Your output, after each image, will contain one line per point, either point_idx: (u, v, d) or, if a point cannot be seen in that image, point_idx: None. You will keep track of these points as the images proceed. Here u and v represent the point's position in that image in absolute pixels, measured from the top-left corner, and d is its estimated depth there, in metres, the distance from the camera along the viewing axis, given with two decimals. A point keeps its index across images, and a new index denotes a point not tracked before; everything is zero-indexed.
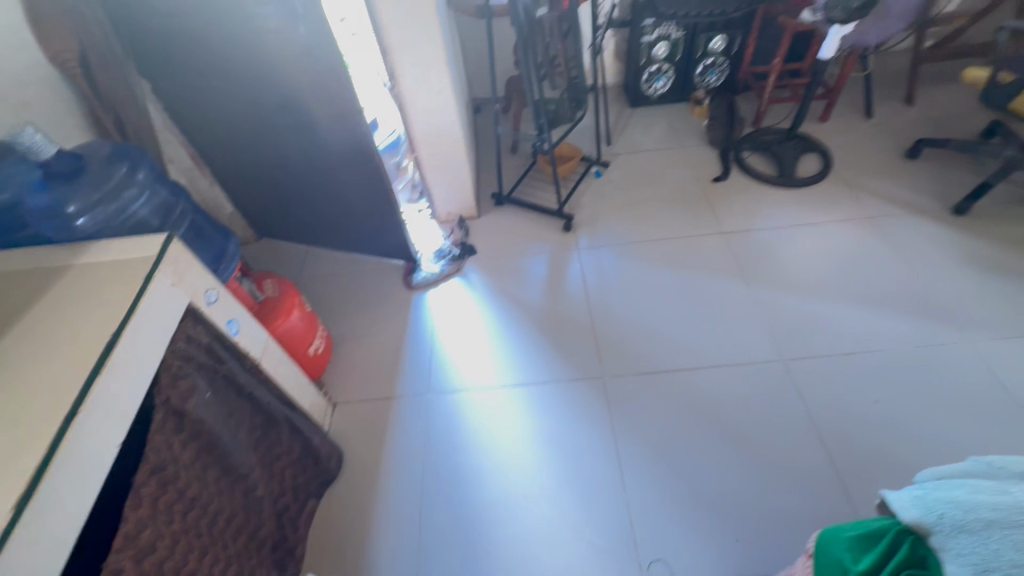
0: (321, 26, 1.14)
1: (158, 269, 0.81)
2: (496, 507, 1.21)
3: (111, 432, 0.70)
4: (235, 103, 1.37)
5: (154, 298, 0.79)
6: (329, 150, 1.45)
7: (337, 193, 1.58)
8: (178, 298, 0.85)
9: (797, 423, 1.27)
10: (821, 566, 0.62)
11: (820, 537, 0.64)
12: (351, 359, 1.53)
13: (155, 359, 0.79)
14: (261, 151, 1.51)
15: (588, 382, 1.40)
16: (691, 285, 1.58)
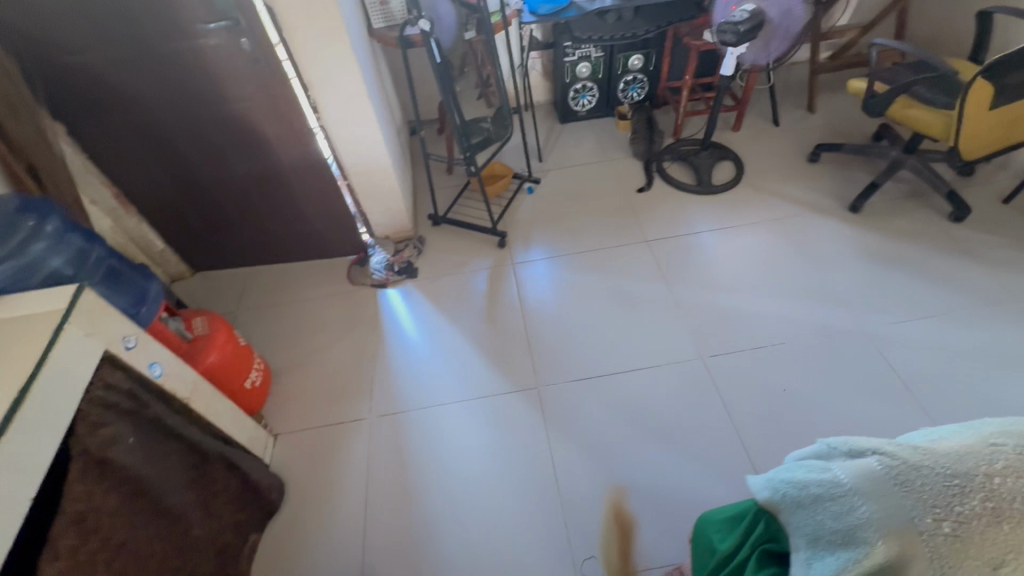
0: (263, 39, 1.27)
1: (68, 321, 0.82)
2: (440, 522, 1.25)
3: (21, 487, 0.70)
4: (171, 127, 1.42)
5: (64, 351, 0.80)
6: (283, 165, 1.57)
7: (292, 208, 1.69)
8: (92, 347, 0.86)
9: (716, 416, 1.37)
10: (699, 543, 0.73)
11: (699, 521, 0.74)
12: (292, 389, 1.53)
13: (67, 411, 0.80)
14: (200, 174, 1.56)
15: (524, 392, 1.46)
16: (619, 292, 1.67)
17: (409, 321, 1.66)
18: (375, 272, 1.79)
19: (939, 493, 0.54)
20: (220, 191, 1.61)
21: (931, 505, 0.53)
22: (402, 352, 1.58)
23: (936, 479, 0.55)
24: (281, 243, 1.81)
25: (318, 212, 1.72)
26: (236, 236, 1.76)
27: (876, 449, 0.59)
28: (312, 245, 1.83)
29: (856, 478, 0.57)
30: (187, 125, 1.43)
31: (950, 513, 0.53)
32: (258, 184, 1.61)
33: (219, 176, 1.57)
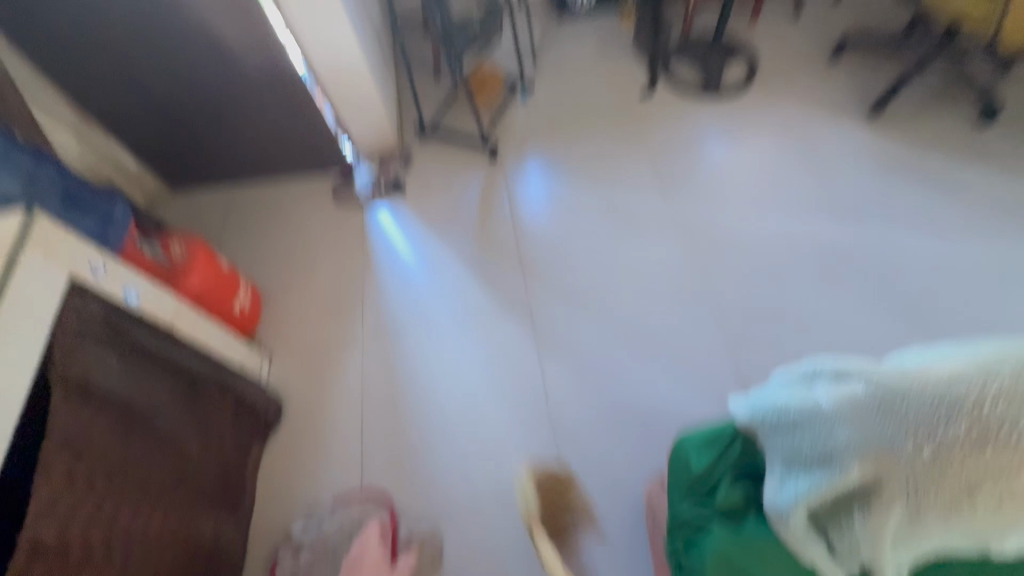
0: None
1: (23, 250, 0.78)
2: (434, 434, 1.30)
3: None
4: (112, 29, 1.24)
5: (20, 283, 0.77)
6: (248, 77, 1.41)
7: (264, 123, 1.56)
8: (54, 276, 0.82)
9: (708, 334, 1.37)
10: (672, 463, 0.86)
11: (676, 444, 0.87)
12: (283, 309, 1.52)
13: (34, 344, 0.78)
14: (157, 86, 1.40)
15: (515, 310, 1.45)
16: (616, 206, 1.59)
17: (397, 238, 1.61)
18: (362, 192, 1.71)
19: (922, 418, 0.57)
20: (183, 107, 1.47)
21: (911, 430, 0.58)
22: (392, 270, 1.55)
23: (920, 404, 0.57)
24: (256, 161, 1.69)
25: (294, 126, 1.58)
26: (208, 154, 1.65)
27: (861, 370, 0.63)
28: (289, 162, 1.71)
29: (835, 406, 0.62)
30: (130, 28, 1.25)
31: (931, 438, 0.58)
32: (223, 95, 1.45)
33: (177, 87, 1.41)
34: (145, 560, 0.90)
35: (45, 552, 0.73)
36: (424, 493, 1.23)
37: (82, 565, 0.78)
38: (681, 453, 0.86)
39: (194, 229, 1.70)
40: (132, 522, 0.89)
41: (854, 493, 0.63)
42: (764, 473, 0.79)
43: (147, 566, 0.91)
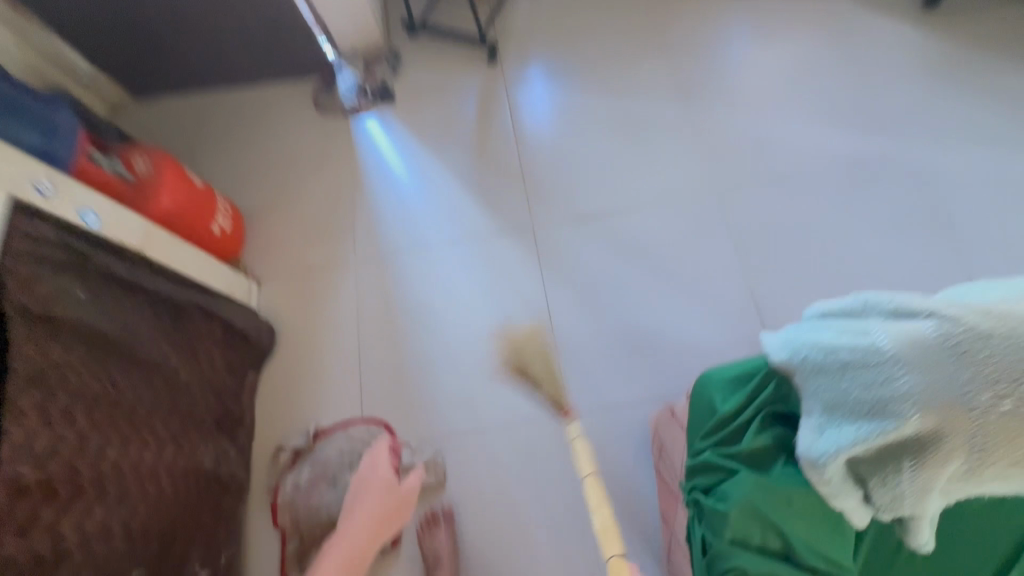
0: None
1: None
2: (435, 361, 1.25)
3: None
4: None
5: None
6: None
7: (231, 21, 1.35)
8: None
9: (727, 259, 1.28)
10: (693, 400, 0.82)
11: (697, 380, 0.81)
12: (265, 231, 1.41)
13: None
14: None
15: (518, 233, 1.34)
16: (629, 118, 1.43)
17: (388, 153, 1.46)
18: (345, 101, 1.52)
19: (1004, 366, 0.55)
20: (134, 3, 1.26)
21: (990, 377, 0.55)
22: (383, 190, 1.42)
23: (1005, 350, 0.55)
24: (222, 63, 1.49)
25: (264, 23, 1.38)
26: (168, 58, 1.43)
27: (931, 310, 0.59)
28: (261, 65, 1.50)
29: (901, 346, 0.59)
30: None
31: (1012, 387, 0.55)
32: None
33: None
34: (144, 491, 0.87)
35: (28, 490, 0.68)
36: (425, 419, 1.20)
37: (73, 500, 0.74)
38: (709, 395, 0.79)
39: (157, 140, 1.53)
40: (123, 455, 0.85)
41: (906, 447, 0.59)
42: (788, 417, 0.74)
43: (147, 496, 0.88)
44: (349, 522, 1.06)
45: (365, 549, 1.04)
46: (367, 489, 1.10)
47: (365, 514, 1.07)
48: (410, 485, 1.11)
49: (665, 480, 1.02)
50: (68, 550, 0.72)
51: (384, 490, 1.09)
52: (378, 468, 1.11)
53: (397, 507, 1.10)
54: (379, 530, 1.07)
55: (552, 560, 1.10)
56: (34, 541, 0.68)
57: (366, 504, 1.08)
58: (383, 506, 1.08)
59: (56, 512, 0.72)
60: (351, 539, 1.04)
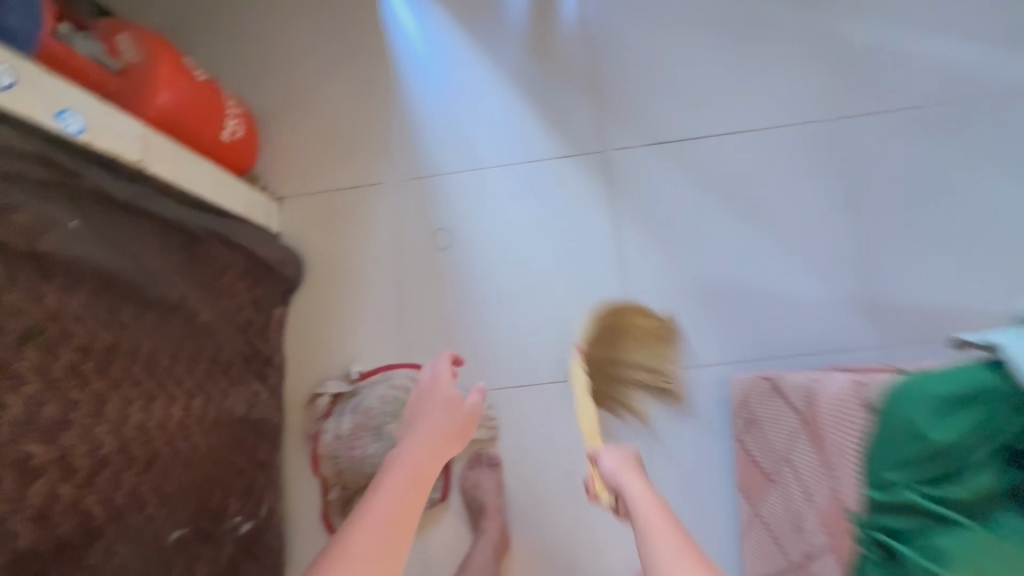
0: None
1: None
2: (488, 305, 1.10)
3: None
4: None
5: None
6: None
7: None
8: None
9: (833, 200, 1.07)
10: (884, 431, 0.55)
11: (888, 397, 0.55)
12: (284, 139, 1.18)
13: None
14: None
15: (586, 158, 1.12)
16: (736, 10, 1.13)
17: (426, 42, 1.16)
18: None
19: None
20: None
21: None
22: (422, 91, 1.15)
23: None
24: None
25: None
26: None
27: None
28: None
29: None
30: None
31: None
32: None
33: None
34: (176, 450, 0.77)
35: (40, 470, 0.57)
36: (476, 369, 1.08)
37: (98, 472, 0.63)
38: (905, 407, 0.54)
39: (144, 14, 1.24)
40: (148, 414, 0.73)
41: None
42: None
43: (180, 455, 0.78)
44: (409, 443, 0.80)
45: (432, 473, 0.77)
46: (429, 402, 0.87)
47: (434, 433, 0.82)
48: (476, 401, 0.88)
49: (754, 454, 0.90)
50: (98, 528, 0.63)
51: (450, 404, 0.86)
52: (439, 376, 0.90)
53: (458, 433, 0.86)
54: (443, 456, 0.82)
55: (614, 528, 1.01)
56: (57, 526, 0.58)
57: (428, 421, 0.84)
58: (450, 423, 0.84)
59: (79, 490, 0.61)
60: (416, 458, 0.77)
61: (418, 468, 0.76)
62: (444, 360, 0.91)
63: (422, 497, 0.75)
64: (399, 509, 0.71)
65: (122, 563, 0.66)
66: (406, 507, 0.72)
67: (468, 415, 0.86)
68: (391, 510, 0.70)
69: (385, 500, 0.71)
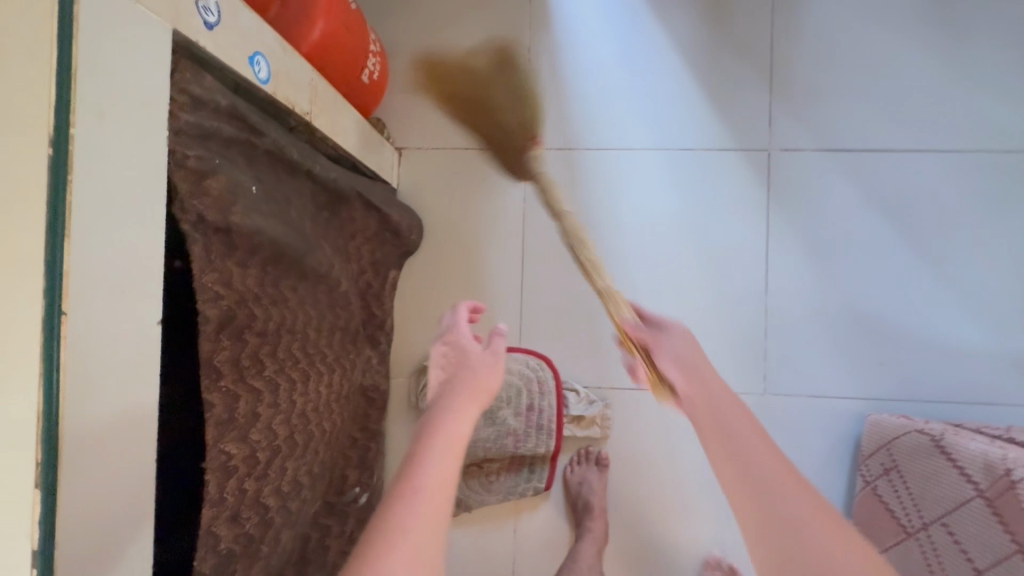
0: None
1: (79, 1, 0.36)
2: (616, 300, 1.04)
3: (129, 336, 0.41)
4: None
5: (97, 75, 0.37)
6: None
7: None
8: (153, 49, 0.42)
9: (1009, 244, 0.99)
10: None
11: None
12: (415, 81, 1.06)
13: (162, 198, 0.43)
14: None
15: (748, 152, 1.03)
16: (944, 8, 1.01)
17: None
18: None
19: None
20: None
21: None
22: (575, 50, 1.05)
23: None
24: None
25: None
26: None
27: None
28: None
29: None
30: None
31: None
32: None
33: None
34: (323, 429, 0.74)
35: (235, 468, 0.53)
36: (596, 366, 1.03)
37: (274, 463, 0.60)
38: None
39: None
40: (307, 397, 0.69)
41: None
42: None
43: (325, 434, 0.75)
44: (440, 405, 0.60)
45: (466, 434, 0.58)
46: (457, 361, 0.69)
47: (458, 389, 0.63)
48: (499, 348, 0.70)
49: (885, 502, 0.88)
50: (271, 518, 0.60)
51: (473, 360, 0.68)
52: (459, 329, 0.74)
53: (486, 390, 0.64)
54: (477, 414, 0.61)
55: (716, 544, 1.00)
56: (246, 523, 0.55)
57: (456, 381, 0.65)
58: (477, 378, 0.64)
59: (258, 484, 0.57)
60: (447, 415, 0.59)
61: (454, 425, 0.58)
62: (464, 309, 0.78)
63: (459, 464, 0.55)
64: (445, 473, 0.53)
65: (283, 548, 0.65)
66: (450, 476, 0.53)
67: (490, 370, 0.66)
68: (433, 475, 0.52)
69: (428, 461, 0.53)
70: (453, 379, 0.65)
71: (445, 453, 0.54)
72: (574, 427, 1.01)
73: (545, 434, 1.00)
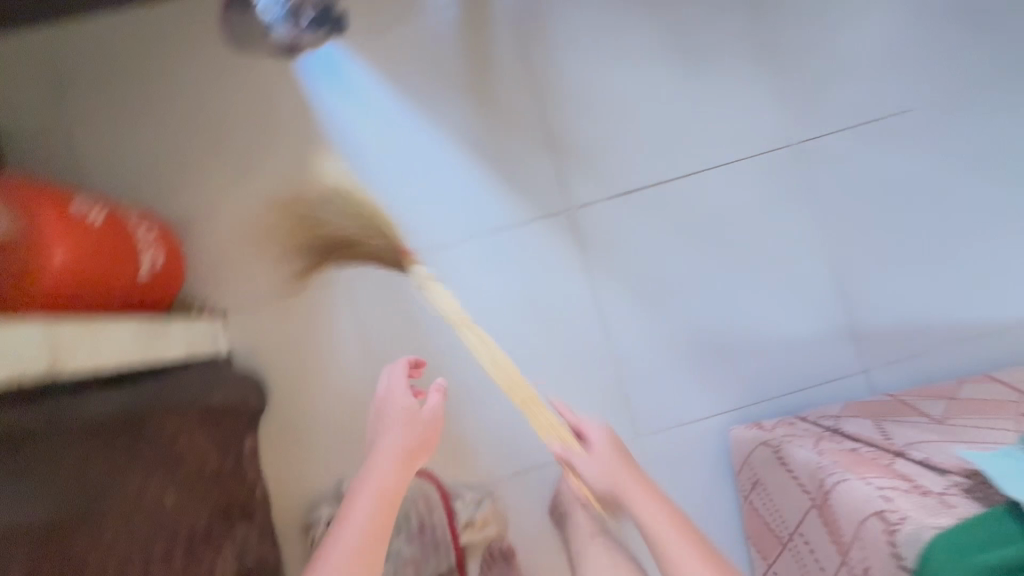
0: None
1: None
2: (475, 394, 1.05)
3: None
4: None
5: None
6: None
7: None
8: None
9: (803, 232, 1.07)
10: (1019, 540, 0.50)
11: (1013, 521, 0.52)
12: (214, 247, 1.06)
13: None
14: None
15: (552, 218, 1.07)
16: (681, 39, 1.09)
17: (353, 116, 1.08)
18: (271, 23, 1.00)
19: None
20: None
21: None
22: (363, 171, 1.07)
23: None
24: None
25: None
26: None
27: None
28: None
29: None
30: None
31: None
32: None
33: None
34: None
35: None
36: (475, 463, 1.04)
37: None
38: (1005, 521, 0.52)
39: (5, 112, 1.05)
40: None
41: None
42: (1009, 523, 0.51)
43: None
44: (376, 458, 0.83)
45: (398, 493, 0.80)
46: (387, 417, 0.88)
47: (405, 433, 0.85)
48: (433, 406, 0.89)
49: (762, 516, 0.91)
50: None
51: (409, 418, 0.87)
52: (396, 382, 0.91)
53: (417, 442, 0.85)
54: (407, 469, 0.83)
55: None
56: None
57: (394, 433, 0.86)
58: (411, 437, 0.85)
59: None
60: (395, 471, 0.81)
61: (383, 485, 0.80)
62: (401, 366, 0.92)
63: (388, 520, 0.78)
64: (367, 532, 0.75)
65: None
66: (372, 532, 0.75)
67: (428, 429, 0.87)
68: (360, 531, 0.75)
69: (355, 516, 0.76)
70: (385, 429, 0.87)
71: (373, 519, 0.76)
72: (471, 533, 1.00)
73: (443, 550, 1.00)
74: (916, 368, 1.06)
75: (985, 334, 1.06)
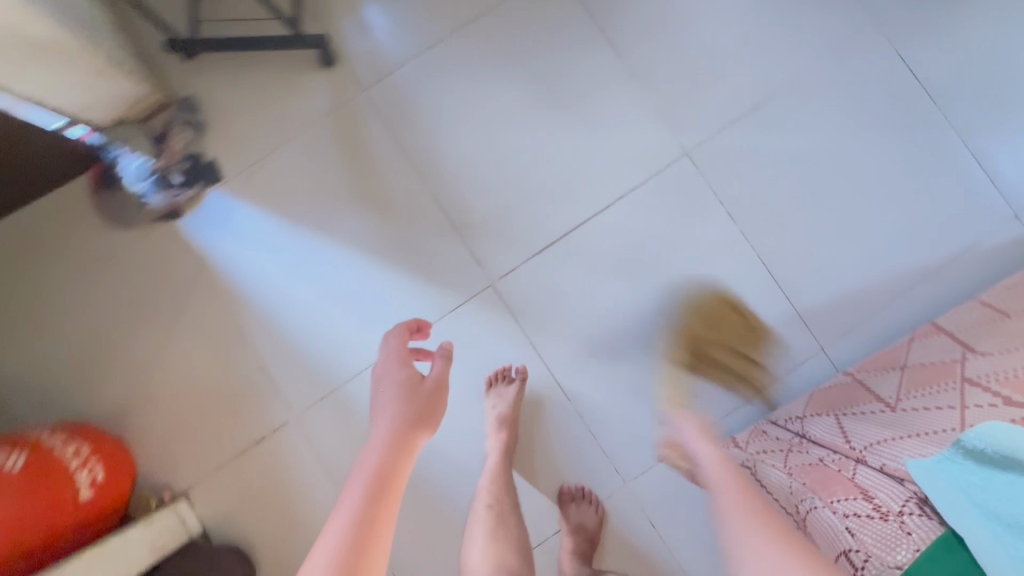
0: None
1: None
2: (456, 491, 1.04)
3: None
4: None
5: None
6: None
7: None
8: None
9: (722, 236, 1.08)
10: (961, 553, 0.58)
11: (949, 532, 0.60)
12: (157, 429, 1.03)
13: None
14: None
15: (478, 298, 1.06)
16: (551, 87, 1.09)
17: (255, 258, 1.06)
18: (144, 196, 1.05)
19: None
20: None
21: None
22: (281, 309, 1.05)
23: None
24: None
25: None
26: None
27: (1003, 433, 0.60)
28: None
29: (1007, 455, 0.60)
30: None
31: None
32: None
33: None
34: None
35: None
36: None
37: None
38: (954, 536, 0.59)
39: None
40: None
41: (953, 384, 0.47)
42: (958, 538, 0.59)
43: None
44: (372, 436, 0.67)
45: (400, 478, 0.64)
46: (382, 386, 0.74)
47: (404, 405, 0.70)
48: (438, 372, 0.75)
49: None
50: None
51: (406, 388, 0.73)
52: (392, 348, 0.78)
53: (418, 412, 0.70)
54: (410, 444, 0.67)
55: None
56: None
57: (392, 404, 0.71)
58: (411, 407, 0.70)
59: None
60: (394, 446, 0.66)
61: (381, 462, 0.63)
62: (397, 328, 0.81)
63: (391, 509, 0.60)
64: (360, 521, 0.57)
65: None
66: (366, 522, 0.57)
67: (431, 397, 0.72)
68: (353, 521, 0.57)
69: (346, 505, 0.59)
70: (382, 400, 0.72)
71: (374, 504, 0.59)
72: None
73: None
74: (871, 330, 1.07)
75: (925, 278, 1.07)
